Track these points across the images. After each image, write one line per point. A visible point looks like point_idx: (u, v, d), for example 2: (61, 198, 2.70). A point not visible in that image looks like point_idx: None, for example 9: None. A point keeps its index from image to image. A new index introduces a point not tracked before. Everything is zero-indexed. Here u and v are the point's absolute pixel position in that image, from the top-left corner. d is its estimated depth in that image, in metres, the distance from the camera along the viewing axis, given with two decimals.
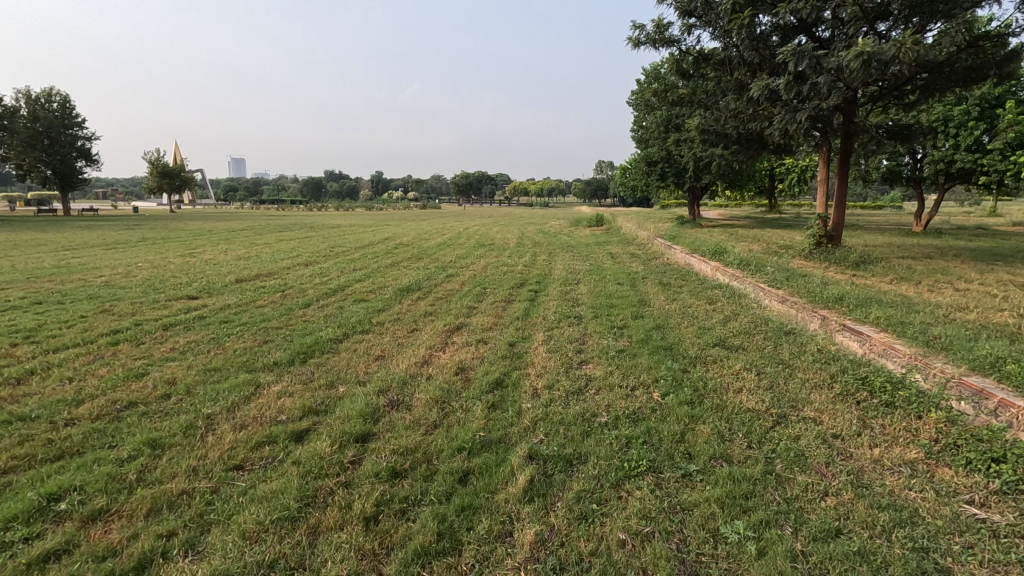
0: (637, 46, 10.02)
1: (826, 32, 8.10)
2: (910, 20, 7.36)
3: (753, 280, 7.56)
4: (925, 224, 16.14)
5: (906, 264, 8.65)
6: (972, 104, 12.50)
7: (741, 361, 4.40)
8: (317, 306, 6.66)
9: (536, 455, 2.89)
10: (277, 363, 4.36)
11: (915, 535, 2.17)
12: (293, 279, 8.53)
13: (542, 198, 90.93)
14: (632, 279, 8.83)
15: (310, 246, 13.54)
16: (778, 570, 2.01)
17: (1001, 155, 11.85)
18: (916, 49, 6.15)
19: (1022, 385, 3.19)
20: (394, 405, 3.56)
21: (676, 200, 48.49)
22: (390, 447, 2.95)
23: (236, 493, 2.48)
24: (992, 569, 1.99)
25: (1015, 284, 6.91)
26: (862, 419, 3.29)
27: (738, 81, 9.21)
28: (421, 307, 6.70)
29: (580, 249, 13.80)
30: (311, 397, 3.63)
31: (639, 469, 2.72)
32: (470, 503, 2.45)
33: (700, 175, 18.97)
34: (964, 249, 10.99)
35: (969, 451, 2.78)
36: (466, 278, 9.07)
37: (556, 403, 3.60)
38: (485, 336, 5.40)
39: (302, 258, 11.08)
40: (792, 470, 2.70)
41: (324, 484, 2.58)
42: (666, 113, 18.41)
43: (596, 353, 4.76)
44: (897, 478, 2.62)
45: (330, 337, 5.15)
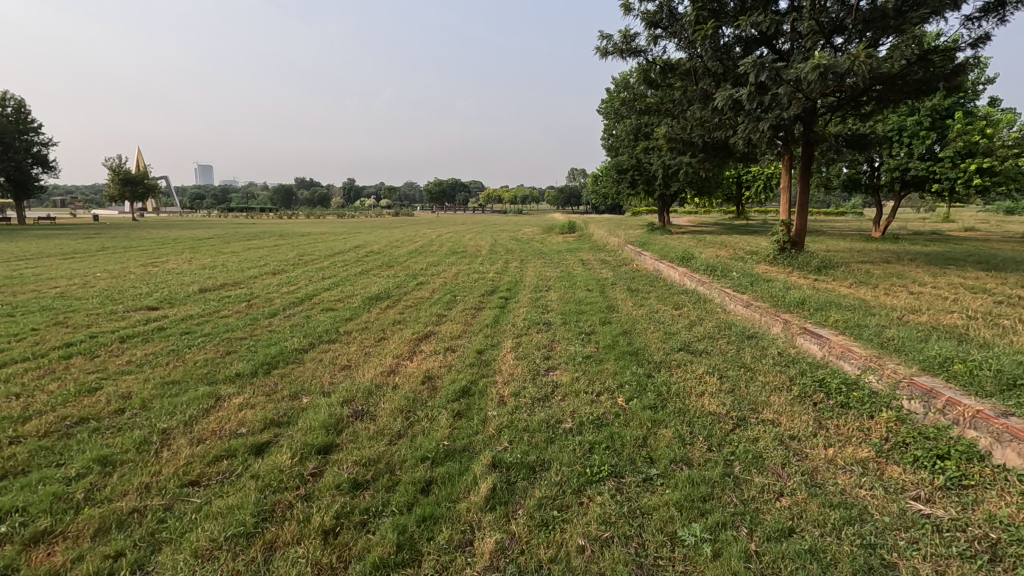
0: (604, 56, 10.20)
1: (786, 44, 8.34)
2: (864, 35, 7.64)
3: (718, 285, 7.74)
4: (883, 229, 16.75)
5: (865, 268, 8.94)
6: (924, 115, 13.10)
7: (704, 365, 4.48)
8: (283, 315, 6.54)
9: (499, 463, 2.88)
10: (239, 375, 4.26)
11: (863, 532, 2.23)
12: (259, 288, 8.36)
13: (517, 205, 91.30)
14: (602, 285, 8.91)
15: (278, 255, 13.33)
16: (732, 570, 2.05)
17: (952, 163, 12.43)
18: (869, 62, 6.37)
19: (967, 383, 3.32)
20: (358, 415, 3.52)
21: (646, 208, 49.56)
22: (353, 458, 2.90)
23: (190, 510, 2.41)
24: (936, 564, 2.05)
25: (963, 287, 7.23)
26: (818, 420, 3.38)
27: (703, 91, 9.40)
28: (390, 315, 6.64)
29: (552, 256, 13.90)
30: (273, 409, 3.56)
31: (601, 475, 2.74)
32: (431, 513, 2.43)
33: (669, 183, 19.31)
34: (920, 253, 11.44)
35: (916, 449, 2.88)
36: (437, 286, 9.03)
37: (521, 410, 3.61)
38: (453, 343, 5.39)
39: (270, 267, 10.90)
40: (750, 471, 2.76)
41: (283, 498, 2.53)
42: (635, 122, 18.79)
43: (564, 359, 4.78)
44: (849, 477, 2.70)
45: (295, 347, 5.06)
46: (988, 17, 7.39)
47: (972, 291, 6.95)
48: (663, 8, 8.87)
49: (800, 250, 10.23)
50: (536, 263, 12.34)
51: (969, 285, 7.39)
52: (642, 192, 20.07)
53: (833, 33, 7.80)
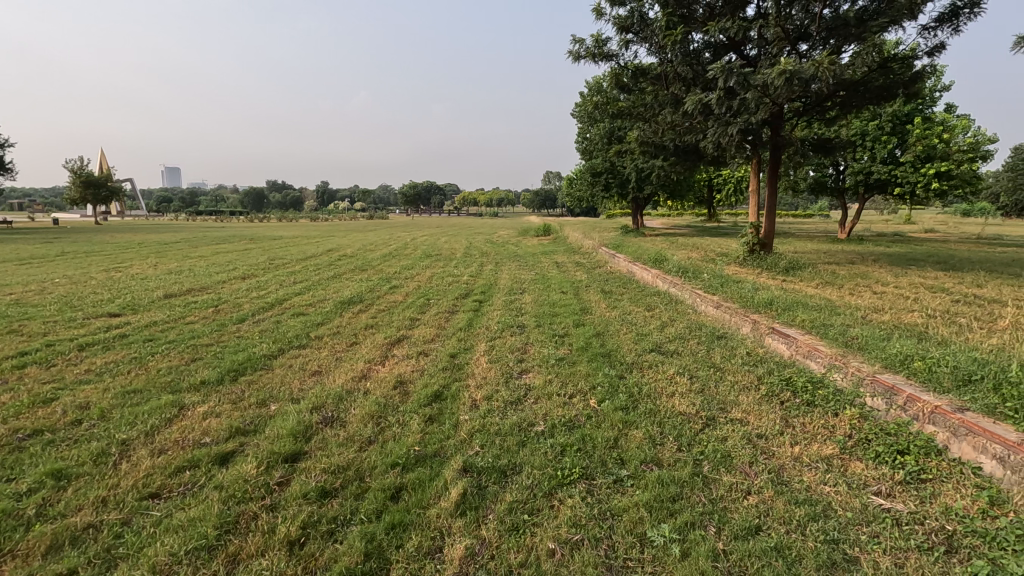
0: (577, 60, 10.28)
1: (753, 50, 8.52)
2: (828, 42, 7.86)
3: (689, 286, 7.86)
4: (848, 231, 17.25)
5: (831, 269, 9.19)
6: (885, 120, 13.55)
7: (674, 365, 4.54)
8: (252, 321, 6.39)
9: (470, 467, 2.86)
10: (205, 382, 4.14)
11: (827, 528, 2.27)
12: (228, 293, 8.17)
13: (492, 209, 91.40)
14: (576, 288, 8.96)
15: (248, 259, 13.06)
16: (699, 569, 2.05)
17: (913, 167, 12.94)
18: (832, 68, 6.55)
19: (926, 380, 3.41)
20: (327, 422, 3.45)
21: (620, 211, 50.25)
22: (321, 466, 2.84)
23: (149, 524, 2.32)
24: (896, 557, 2.10)
25: (923, 286, 7.48)
26: (784, 418, 3.43)
27: (674, 96, 9.53)
28: (363, 320, 6.54)
29: (526, 259, 13.92)
30: (240, 417, 3.46)
31: (572, 477, 2.74)
32: (401, 520, 2.39)
33: (642, 186, 19.56)
34: (884, 254, 11.80)
35: (878, 445, 2.95)
36: (410, 289, 8.94)
37: (494, 413, 3.59)
38: (426, 348, 5.33)
39: (239, 272, 10.66)
40: (718, 471, 2.79)
41: (247, 508, 2.46)
42: (608, 125, 19.03)
43: (537, 362, 4.78)
44: (814, 473, 2.75)
45: (264, 353, 4.94)
46: (943, 27, 7.67)
47: (931, 290, 7.18)
48: (634, 13, 8.96)
49: (769, 251, 10.44)
50: (510, 266, 12.34)
51: (929, 284, 7.65)
52: (616, 194, 20.27)
53: (798, 40, 8.01)
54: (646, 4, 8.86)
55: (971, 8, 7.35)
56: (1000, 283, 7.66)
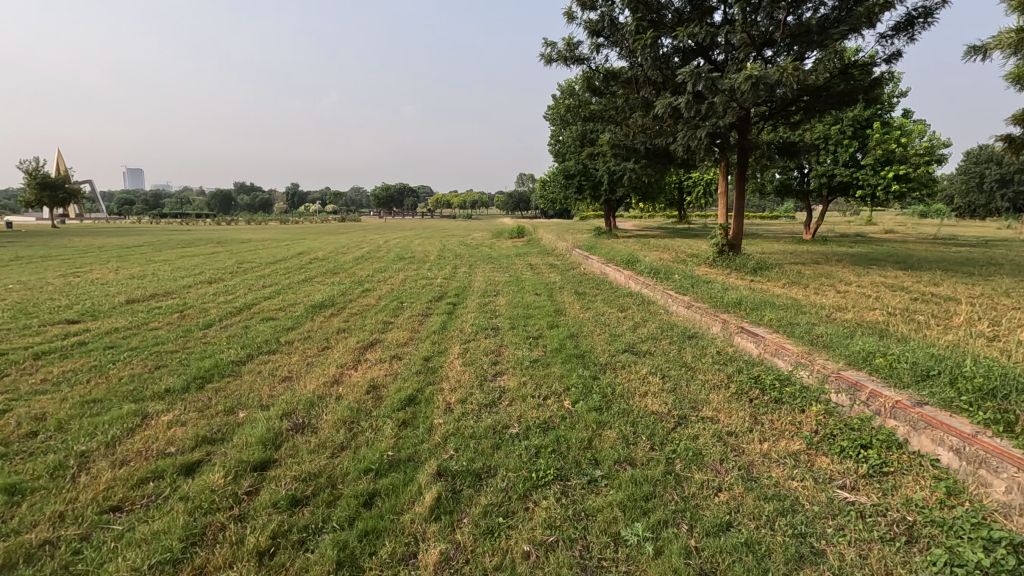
0: (549, 63, 10.34)
1: (720, 55, 8.69)
2: (792, 48, 8.08)
3: (661, 286, 7.97)
4: (813, 232, 17.76)
5: (797, 269, 9.44)
6: (846, 124, 14.02)
7: (647, 365, 4.59)
8: (219, 326, 6.23)
9: (444, 471, 2.83)
10: (169, 391, 4.01)
11: (795, 522, 2.32)
12: (194, 298, 7.95)
13: (466, 211, 91.20)
14: (550, 289, 9.00)
15: (216, 263, 12.74)
16: (673, 567, 2.07)
17: (873, 170, 13.41)
18: (796, 74, 6.74)
19: (887, 376, 3.53)
20: (298, 428, 3.38)
21: (593, 213, 50.66)
22: (291, 473, 2.78)
23: (110, 538, 2.24)
24: (860, 548, 2.16)
25: (884, 285, 7.74)
26: (753, 415, 3.51)
27: (644, 99, 9.65)
28: (334, 324, 6.45)
29: (500, 261, 13.94)
30: (206, 426, 3.37)
31: (547, 479, 2.74)
32: (374, 527, 2.35)
33: (614, 188, 19.78)
34: (847, 254, 12.19)
35: (842, 439, 3.04)
36: (383, 292, 8.86)
37: (468, 416, 3.57)
38: (399, 351, 5.28)
39: (206, 276, 10.40)
40: (690, 469, 2.83)
41: (214, 519, 2.39)
42: (581, 128, 19.21)
43: (511, 364, 4.78)
44: (782, 469, 2.81)
45: (231, 359, 4.82)
46: (899, 35, 7.97)
47: (891, 289, 7.43)
48: (604, 17, 9.05)
49: (737, 252, 10.66)
50: (484, 268, 12.31)
51: (889, 283, 7.92)
52: (588, 197, 20.45)
53: (764, 46, 8.20)
54: (617, 8, 8.96)
55: (925, 18, 7.66)
56: (955, 282, 7.98)
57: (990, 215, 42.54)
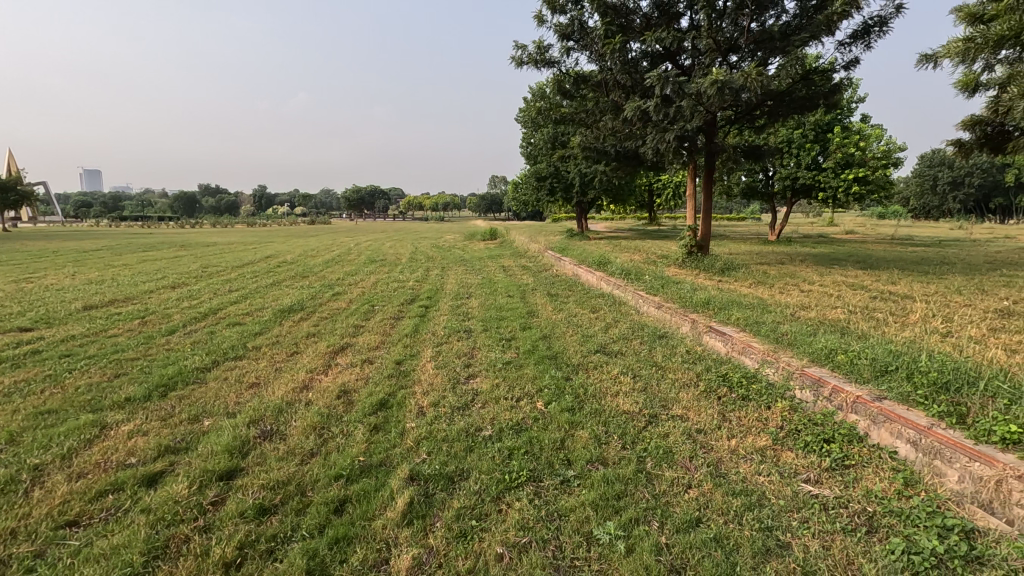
0: (519, 65, 10.39)
1: (688, 60, 8.86)
2: (756, 54, 8.29)
3: (632, 287, 8.07)
4: (778, 233, 18.24)
5: (762, 269, 9.67)
6: (808, 129, 14.48)
7: (618, 365, 4.65)
8: (183, 332, 6.05)
9: (417, 475, 2.81)
10: (130, 400, 3.87)
11: (762, 516, 2.38)
12: (156, 303, 7.71)
13: (438, 213, 90.77)
14: (523, 291, 9.02)
15: (179, 267, 12.39)
16: (644, 564, 2.10)
17: (834, 173, 13.88)
18: (760, 79, 6.92)
19: (848, 372, 3.65)
20: (266, 436, 3.30)
21: (565, 215, 51.08)
22: (259, 482, 2.72)
23: (66, 555, 2.14)
24: (823, 539, 2.22)
25: (845, 284, 7.99)
26: (721, 413, 3.58)
27: (614, 102, 9.77)
28: (304, 328, 6.33)
29: (472, 263, 13.92)
30: (170, 435, 3.26)
31: (519, 480, 2.74)
32: (345, 534, 2.32)
33: (586, 190, 19.96)
34: (810, 254, 12.56)
35: (806, 434, 3.13)
36: (354, 296, 8.74)
37: (441, 420, 3.55)
38: (371, 355, 5.22)
39: (168, 280, 10.10)
40: (661, 467, 2.87)
41: (178, 531, 2.32)
42: (552, 131, 19.34)
43: (484, 366, 4.77)
44: (749, 465, 2.87)
45: (195, 366, 4.68)
46: (857, 43, 8.26)
47: (852, 288, 7.70)
48: (574, 21, 9.13)
49: (705, 253, 10.88)
50: (456, 270, 12.26)
51: (850, 282, 8.19)
52: (560, 199, 20.58)
53: (729, 52, 8.39)
54: (586, 13, 9.05)
55: (880, 26, 7.96)
56: (911, 280, 8.29)
57: (942, 216, 44.56)
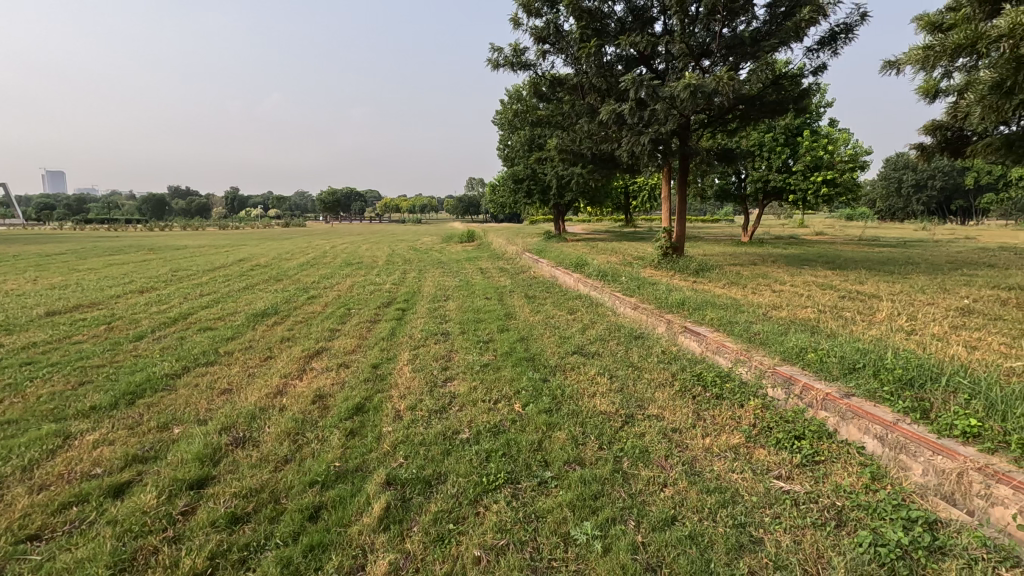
0: (495, 68, 10.40)
1: (661, 64, 8.98)
2: (727, 59, 8.45)
3: (609, 289, 8.14)
4: (751, 234, 18.61)
5: (735, 270, 9.85)
6: (779, 132, 14.83)
7: (595, 366, 4.68)
8: (152, 338, 5.89)
9: (393, 480, 2.78)
10: (96, 408, 3.76)
11: (735, 513, 2.42)
12: (123, 309, 7.49)
13: (415, 215, 90.30)
14: (500, 293, 9.03)
15: (148, 271, 12.08)
16: (621, 563, 2.11)
17: (803, 176, 14.24)
18: (731, 84, 7.06)
19: (817, 370, 3.74)
20: (238, 442, 3.24)
21: (542, 218, 51.34)
22: (230, 490, 2.66)
23: (26, 571, 2.07)
24: (794, 534, 2.27)
25: (815, 284, 8.19)
26: (696, 412, 3.63)
27: (590, 105, 9.85)
28: (278, 332, 6.22)
29: (450, 265, 13.88)
30: (137, 444, 3.17)
31: (497, 482, 2.74)
32: (320, 541, 2.28)
33: (563, 193, 20.08)
34: (781, 255, 12.86)
35: (778, 431, 3.19)
36: (330, 299, 8.63)
37: (418, 423, 3.52)
38: (347, 359, 5.16)
39: (136, 285, 9.83)
40: (637, 466, 2.90)
41: (146, 543, 2.25)
42: (529, 134, 19.41)
43: (461, 369, 4.75)
44: (723, 463, 2.92)
45: (165, 373, 4.56)
46: (824, 49, 8.49)
47: (821, 288, 7.89)
48: (550, 25, 9.18)
49: (680, 254, 11.03)
50: (434, 273, 12.20)
51: (820, 282, 8.39)
52: (537, 201, 20.65)
53: (701, 57, 8.53)
54: (561, 16, 9.10)
55: (846, 33, 8.19)
56: (878, 280, 8.54)
57: (906, 217, 46.19)
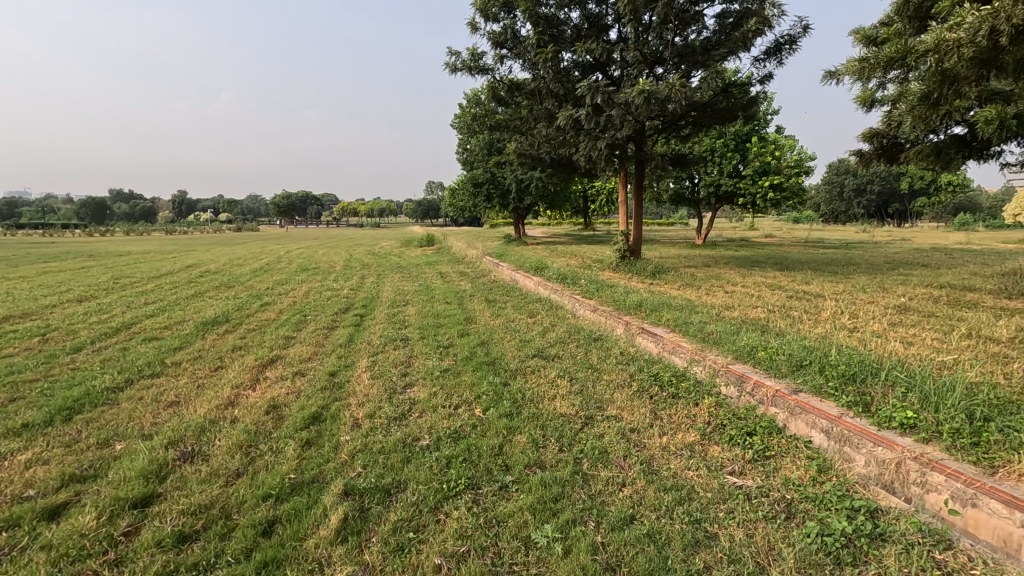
0: (453, 71, 10.37)
1: (617, 71, 9.15)
2: (680, 67, 8.69)
3: (569, 292, 8.22)
4: (705, 236, 19.20)
5: (690, 272, 10.13)
6: (729, 139, 15.36)
7: (555, 369, 4.72)
8: (91, 350, 5.58)
9: (351, 490, 2.72)
10: (28, 426, 3.52)
11: (691, 510, 2.47)
12: (60, 319, 7.08)
13: (373, 219, 88.95)
14: (460, 297, 8.99)
15: (87, 278, 11.44)
16: (581, 565, 2.13)
17: (752, 180, 14.83)
18: (683, 91, 7.26)
19: (767, 367, 3.88)
20: (187, 457, 3.10)
21: (502, 222, 51.47)
22: (178, 508, 2.54)
23: None
24: (747, 528, 2.34)
25: (765, 284, 8.51)
26: (653, 411, 3.71)
27: (548, 110, 9.93)
28: (229, 341, 6.00)
29: (409, 269, 13.72)
30: (76, 462, 2.99)
31: (458, 489, 2.72)
32: (274, 556, 2.21)
33: (523, 197, 20.18)
34: (733, 257, 13.31)
35: (731, 428, 3.30)
36: (285, 305, 8.39)
37: (377, 431, 3.46)
38: (303, 367, 5.02)
39: (75, 293, 9.30)
40: (597, 467, 2.93)
41: (85, 567, 2.13)
42: (487, 137, 19.43)
43: (421, 374, 4.71)
44: (679, 460, 2.99)
45: (106, 386, 4.33)
46: (770, 59, 8.84)
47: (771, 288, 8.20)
48: (507, 30, 9.21)
49: (638, 257, 11.25)
50: (393, 277, 12.04)
51: (769, 283, 8.73)
52: (497, 205, 20.68)
53: (655, 64, 8.74)
54: (518, 21, 9.14)
55: (790, 44, 8.55)
56: (823, 280, 8.94)
57: (847, 220, 48.75)
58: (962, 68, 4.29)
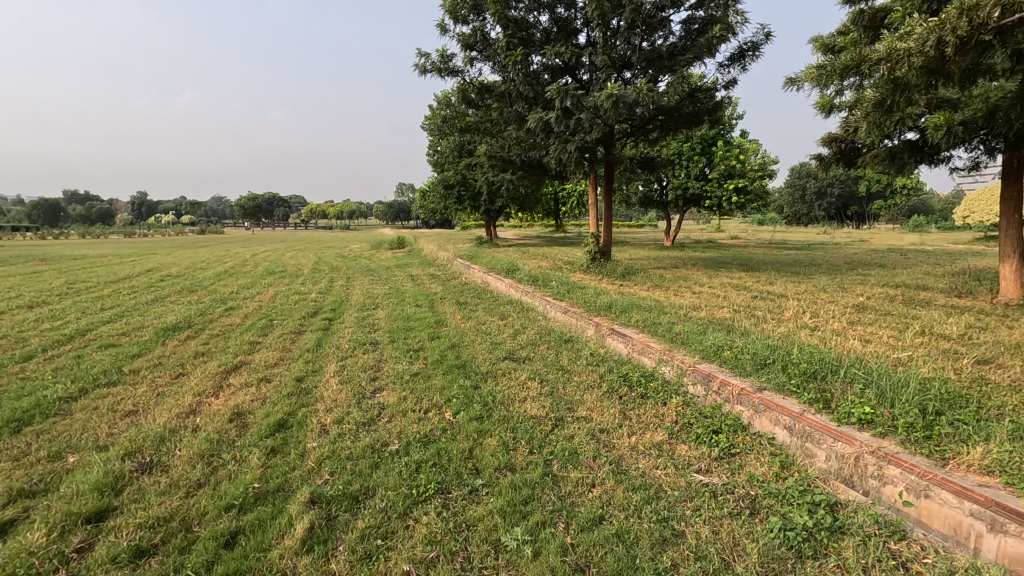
0: (423, 73, 10.30)
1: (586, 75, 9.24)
2: (647, 71, 8.82)
3: (540, 293, 8.25)
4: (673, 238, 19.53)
5: (659, 273, 10.28)
6: (696, 142, 15.69)
7: (526, 371, 4.72)
8: (42, 358, 5.33)
9: (318, 498, 2.67)
10: None
11: (659, 508, 2.50)
12: (8, 326, 6.74)
13: (342, 222, 87.68)
14: (431, 300, 8.92)
15: (39, 283, 10.94)
16: (550, 566, 2.13)
17: (718, 183, 15.17)
18: (650, 95, 7.37)
19: (733, 366, 3.96)
20: (145, 468, 2.99)
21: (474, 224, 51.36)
22: (135, 521, 2.44)
23: None
24: (713, 524, 2.39)
25: (730, 285, 8.70)
26: (623, 411, 3.74)
27: (518, 113, 9.97)
28: (191, 347, 5.81)
29: (380, 272, 13.57)
30: (24, 477, 2.85)
31: (427, 493, 2.69)
32: (236, 568, 2.15)
33: (494, 199, 20.17)
34: (700, 258, 13.58)
35: (698, 427, 3.35)
36: (250, 310, 8.18)
37: (345, 437, 3.40)
38: (268, 373, 4.90)
39: (25, 299, 8.88)
40: (567, 468, 2.94)
41: None
42: (458, 139, 19.34)
43: (391, 378, 4.65)
44: (648, 460, 3.02)
45: (58, 396, 4.13)
46: (734, 65, 9.06)
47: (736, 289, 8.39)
48: (477, 32, 9.19)
49: (607, 259, 11.37)
50: (363, 280, 11.88)
51: (735, 284, 8.93)
52: (469, 207, 20.62)
53: (623, 68, 8.86)
54: (488, 24, 9.14)
55: (753, 50, 8.78)
56: (785, 280, 9.20)
57: (809, 222, 50.34)
58: (913, 76, 4.47)
